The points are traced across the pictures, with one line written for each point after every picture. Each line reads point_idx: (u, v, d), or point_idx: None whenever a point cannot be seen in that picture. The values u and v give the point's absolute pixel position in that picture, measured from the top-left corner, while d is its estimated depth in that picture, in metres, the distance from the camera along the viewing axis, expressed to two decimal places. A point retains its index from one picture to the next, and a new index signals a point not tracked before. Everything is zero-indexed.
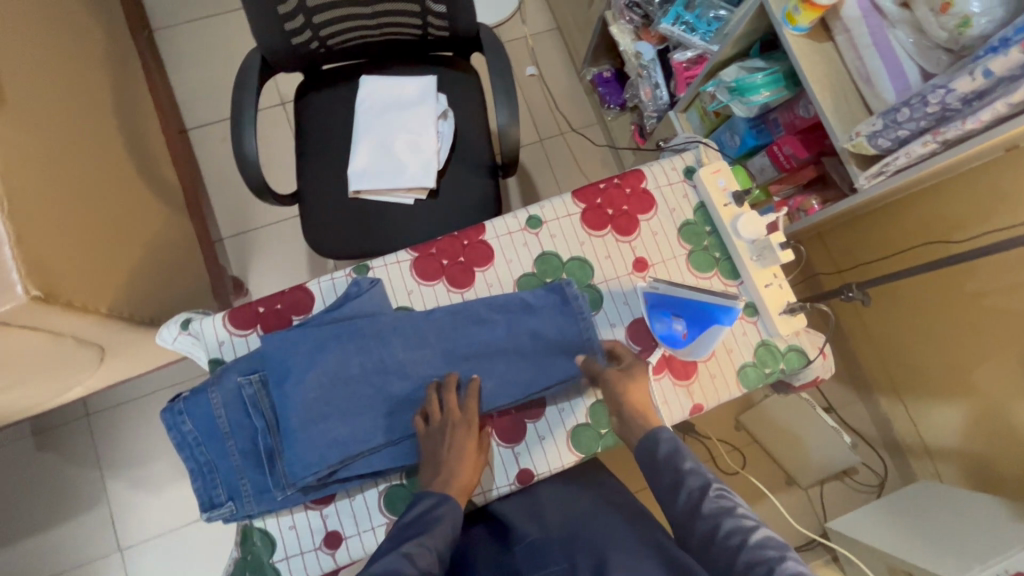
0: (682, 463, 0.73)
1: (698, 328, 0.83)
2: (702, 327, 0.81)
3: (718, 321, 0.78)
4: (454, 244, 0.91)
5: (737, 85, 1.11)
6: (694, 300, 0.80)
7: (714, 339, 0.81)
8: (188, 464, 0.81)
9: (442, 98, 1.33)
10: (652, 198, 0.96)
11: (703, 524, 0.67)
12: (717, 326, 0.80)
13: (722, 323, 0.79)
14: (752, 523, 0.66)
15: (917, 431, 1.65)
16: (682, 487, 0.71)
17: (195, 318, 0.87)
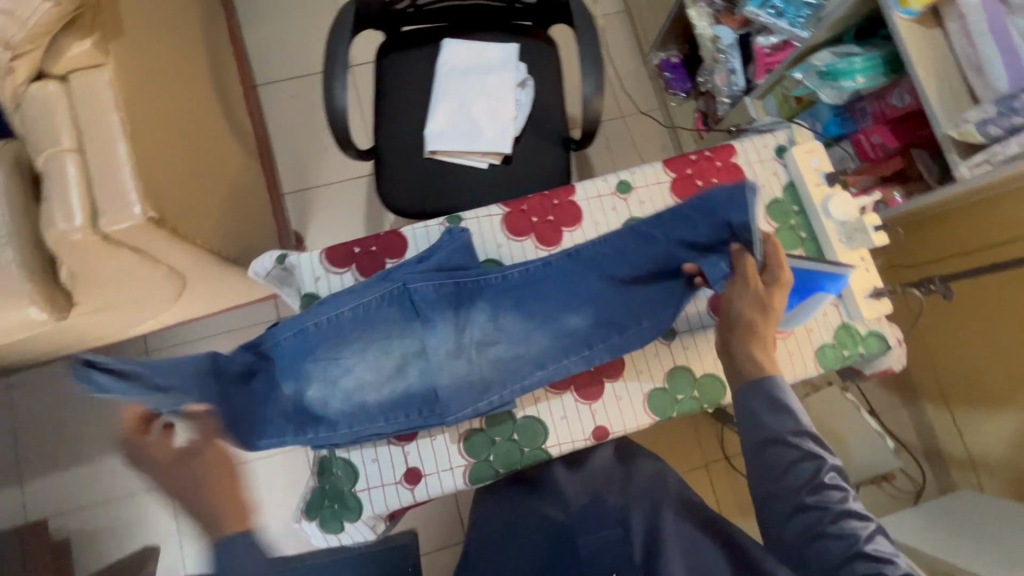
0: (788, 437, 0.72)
1: (796, 298, 0.83)
2: (803, 296, 0.82)
3: (824, 289, 0.80)
4: (546, 203, 0.92)
5: (830, 69, 1.10)
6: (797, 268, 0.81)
7: (814, 308, 0.83)
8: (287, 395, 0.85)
9: (522, 66, 1.33)
10: (743, 173, 0.96)
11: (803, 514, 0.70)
12: (819, 295, 0.81)
13: (827, 291, 0.81)
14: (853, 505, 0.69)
15: (964, 443, 1.63)
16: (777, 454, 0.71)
17: (291, 254, 0.90)
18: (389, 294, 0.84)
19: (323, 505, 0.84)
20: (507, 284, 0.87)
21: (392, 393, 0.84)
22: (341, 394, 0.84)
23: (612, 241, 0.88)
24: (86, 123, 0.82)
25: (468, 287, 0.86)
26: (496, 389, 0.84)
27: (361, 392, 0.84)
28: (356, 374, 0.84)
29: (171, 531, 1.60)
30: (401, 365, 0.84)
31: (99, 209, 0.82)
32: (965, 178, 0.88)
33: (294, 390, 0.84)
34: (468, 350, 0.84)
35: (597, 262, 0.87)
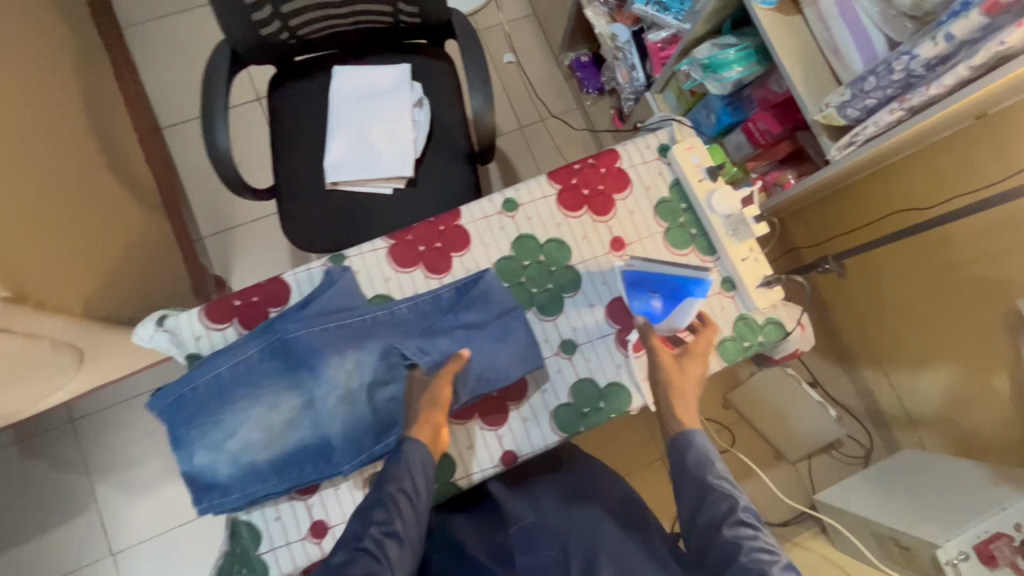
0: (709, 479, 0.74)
1: (670, 302, 0.83)
2: (676, 302, 0.82)
3: (694, 294, 0.79)
4: (431, 230, 0.90)
5: (710, 62, 1.11)
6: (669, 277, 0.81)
7: (688, 313, 0.82)
8: (177, 465, 0.82)
9: (417, 87, 1.31)
10: (627, 177, 0.96)
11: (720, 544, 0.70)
12: (691, 301, 0.80)
13: (695, 297, 0.80)
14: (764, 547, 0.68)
15: (900, 401, 1.68)
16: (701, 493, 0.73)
17: (170, 314, 0.86)
18: (268, 348, 0.82)
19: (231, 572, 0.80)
20: (394, 321, 0.85)
21: (286, 448, 0.81)
22: (231, 457, 0.80)
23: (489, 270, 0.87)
24: None
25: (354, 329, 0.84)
26: (392, 430, 0.82)
27: (253, 452, 0.80)
28: (245, 435, 0.81)
29: None
30: (293, 419, 0.82)
31: None
32: (837, 159, 0.90)
33: (182, 460, 0.80)
34: (360, 396, 0.83)
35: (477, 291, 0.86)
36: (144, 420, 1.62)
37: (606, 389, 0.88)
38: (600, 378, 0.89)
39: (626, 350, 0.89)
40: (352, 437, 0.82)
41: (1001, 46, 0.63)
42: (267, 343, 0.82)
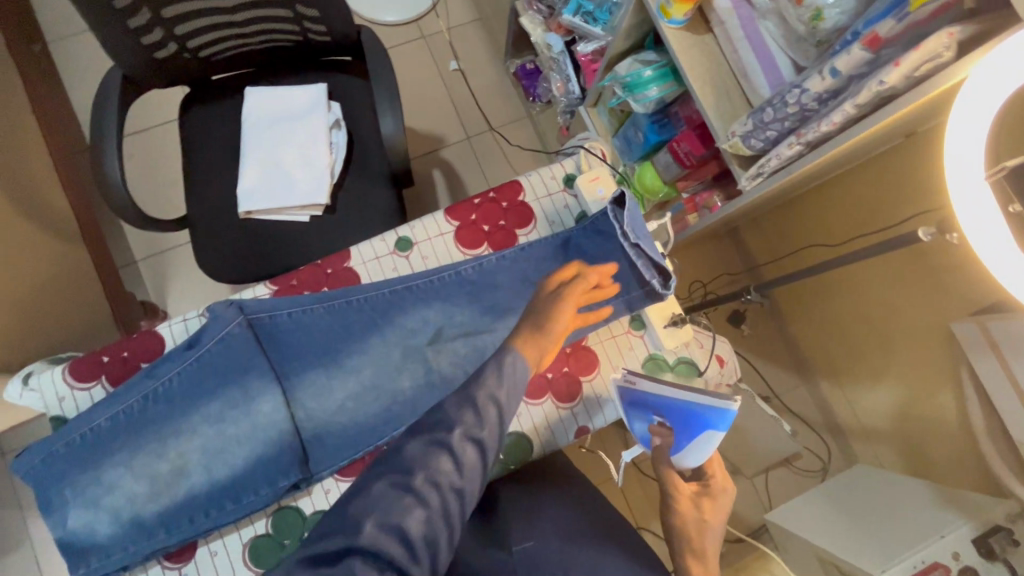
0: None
1: (684, 437, 0.73)
2: (690, 436, 0.72)
3: (711, 428, 0.68)
4: (317, 274, 0.85)
5: (629, 81, 1.06)
6: (679, 401, 0.73)
7: (703, 446, 0.70)
8: (48, 532, 0.75)
9: (335, 106, 1.25)
10: (530, 211, 0.90)
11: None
12: (705, 435, 0.70)
13: (711, 431, 0.69)
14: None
15: (855, 413, 1.64)
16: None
17: (36, 372, 0.81)
18: (147, 396, 0.76)
19: None
20: (294, 351, 0.82)
21: (175, 500, 0.76)
22: (112, 514, 0.74)
23: (409, 284, 0.85)
24: None
25: (246, 367, 0.80)
26: (295, 467, 0.78)
27: (136, 507, 0.75)
28: (126, 489, 0.75)
29: None
30: (181, 468, 0.76)
31: None
32: (748, 188, 0.85)
33: (54, 524, 0.74)
34: (254, 436, 0.79)
35: (389, 310, 0.84)
36: None
37: (505, 441, 0.85)
38: None
39: (527, 400, 0.87)
40: (252, 478, 0.78)
41: (881, 86, 0.58)
42: (145, 391, 0.76)
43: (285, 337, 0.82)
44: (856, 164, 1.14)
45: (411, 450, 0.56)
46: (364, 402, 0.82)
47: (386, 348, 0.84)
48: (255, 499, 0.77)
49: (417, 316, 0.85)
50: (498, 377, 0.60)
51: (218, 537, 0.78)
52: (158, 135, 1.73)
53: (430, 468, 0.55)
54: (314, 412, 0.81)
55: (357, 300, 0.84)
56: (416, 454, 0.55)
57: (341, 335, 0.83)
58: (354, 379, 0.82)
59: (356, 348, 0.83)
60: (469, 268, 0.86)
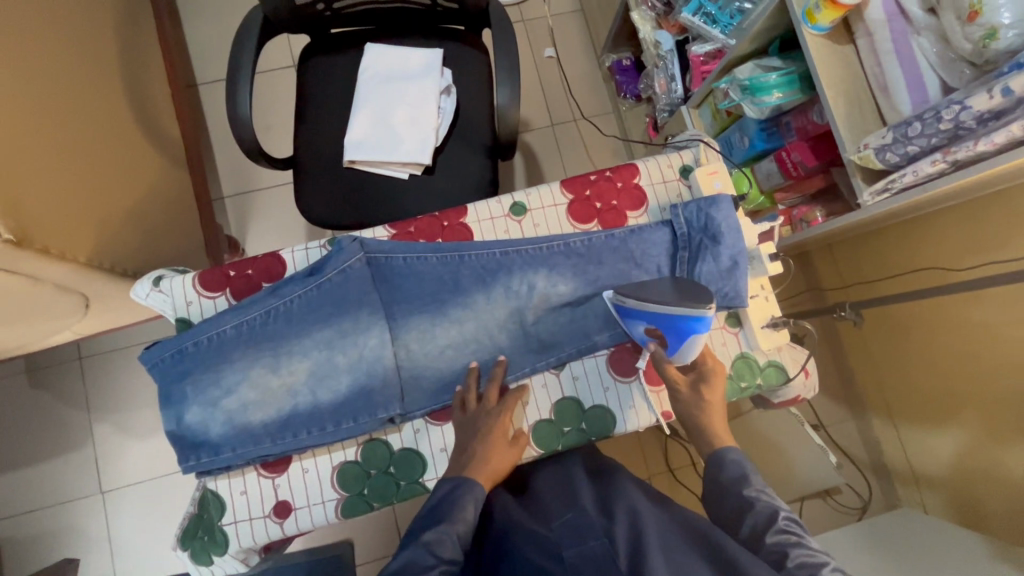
0: (723, 454, 0.77)
1: (674, 337, 0.77)
2: (680, 338, 0.77)
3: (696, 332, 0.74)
4: (433, 225, 0.89)
5: (750, 84, 1.06)
6: (663, 315, 0.76)
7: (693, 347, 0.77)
8: (164, 423, 0.80)
9: (447, 73, 1.29)
10: (643, 195, 0.92)
11: (735, 499, 0.73)
12: (695, 336, 0.75)
13: (699, 332, 0.74)
14: (778, 508, 0.70)
15: (906, 456, 1.60)
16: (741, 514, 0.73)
17: (167, 275, 0.87)
18: (270, 312, 0.81)
19: (194, 536, 0.81)
20: (404, 294, 0.86)
21: (281, 413, 0.80)
22: (224, 416, 0.79)
23: (520, 248, 0.88)
24: None
25: (360, 301, 0.83)
26: (391, 403, 0.82)
27: (245, 414, 0.79)
28: (240, 395, 0.80)
29: (103, 541, 1.59)
30: (290, 385, 0.81)
31: None
32: (869, 204, 0.84)
33: (172, 416, 0.79)
34: (360, 367, 0.82)
35: (497, 269, 0.87)
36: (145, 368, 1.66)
37: (589, 412, 0.86)
38: (586, 399, 0.87)
39: (616, 376, 0.87)
40: (352, 405, 0.82)
41: None
42: (268, 307, 0.81)
43: (399, 278, 0.86)
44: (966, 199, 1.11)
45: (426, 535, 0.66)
46: (462, 353, 0.86)
47: (490, 305, 0.87)
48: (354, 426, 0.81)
49: (522, 279, 0.87)
50: (465, 517, 0.69)
51: (311, 456, 0.82)
52: (260, 81, 1.81)
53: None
54: (416, 354, 0.85)
55: (469, 255, 0.87)
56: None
57: (450, 285, 0.87)
58: (456, 329, 0.86)
59: (461, 300, 0.86)
60: (577, 240, 0.89)
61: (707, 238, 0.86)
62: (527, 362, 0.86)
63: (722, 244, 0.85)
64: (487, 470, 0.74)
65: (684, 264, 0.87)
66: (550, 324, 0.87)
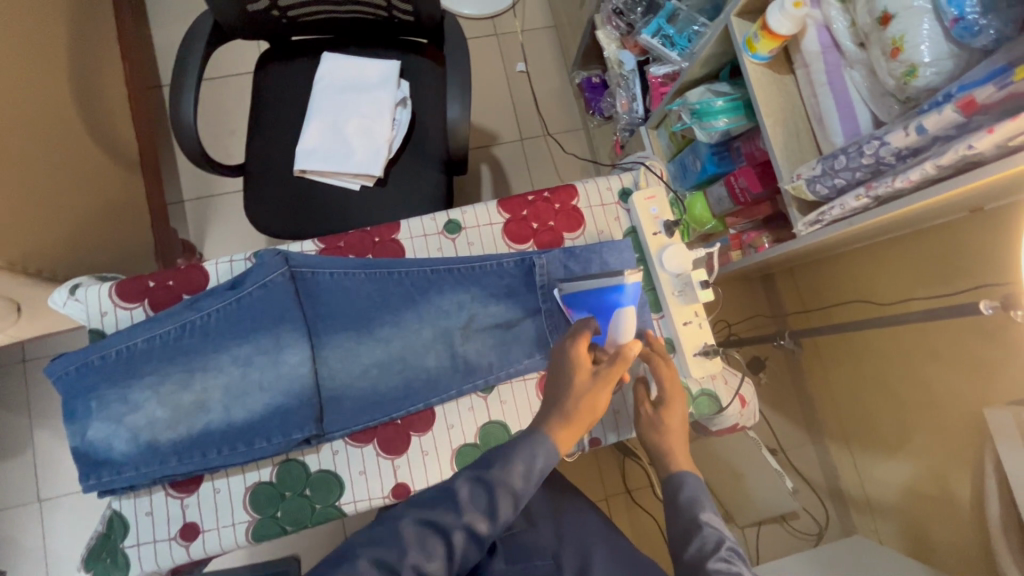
0: (700, 514, 0.69)
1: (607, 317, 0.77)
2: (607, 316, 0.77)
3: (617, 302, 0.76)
4: (364, 240, 0.87)
5: (699, 109, 1.06)
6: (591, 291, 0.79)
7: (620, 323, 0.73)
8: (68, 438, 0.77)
9: (404, 86, 1.28)
10: (581, 217, 0.91)
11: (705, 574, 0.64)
12: (618, 312, 0.74)
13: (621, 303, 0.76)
14: None
15: (861, 483, 1.60)
16: (694, 538, 0.68)
17: (85, 284, 0.84)
18: (183, 326, 0.79)
19: (97, 559, 0.77)
20: (329, 311, 0.84)
21: (191, 432, 0.77)
22: (131, 433, 0.76)
23: (452, 267, 0.86)
24: None
25: (282, 318, 0.81)
26: (307, 424, 0.79)
27: (153, 431, 0.77)
28: (147, 412, 0.77)
29: (37, 551, 1.54)
30: (202, 402, 0.78)
31: None
32: (802, 234, 0.84)
33: (75, 433, 0.76)
34: (277, 385, 0.80)
35: (427, 288, 0.86)
36: None
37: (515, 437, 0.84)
38: (511, 424, 0.84)
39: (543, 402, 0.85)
40: (266, 425, 0.79)
41: (969, 151, 0.57)
42: (181, 321, 0.78)
43: (326, 294, 0.84)
44: (910, 229, 1.11)
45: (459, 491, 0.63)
46: (385, 375, 0.83)
47: (418, 324, 0.85)
48: (267, 447, 0.78)
49: (452, 299, 0.86)
50: (523, 471, 0.64)
51: (223, 476, 0.79)
52: (227, 86, 1.79)
53: (425, 550, 0.60)
54: (338, 373, 0.82)
55: (399, 272, 0.85)
56: (413, 534, 0.60)
57: (378, 303, 0.85)
58: (382, 348, 0.84)
59: (390, 318, 0.85)
60: (510, 261, 0.87)
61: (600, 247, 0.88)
62: (453, 383, 0.84)
63: (613, 251, 0.88)
64: (568, 420, 0.66)
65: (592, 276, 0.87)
66: (480, 346, 0.85)
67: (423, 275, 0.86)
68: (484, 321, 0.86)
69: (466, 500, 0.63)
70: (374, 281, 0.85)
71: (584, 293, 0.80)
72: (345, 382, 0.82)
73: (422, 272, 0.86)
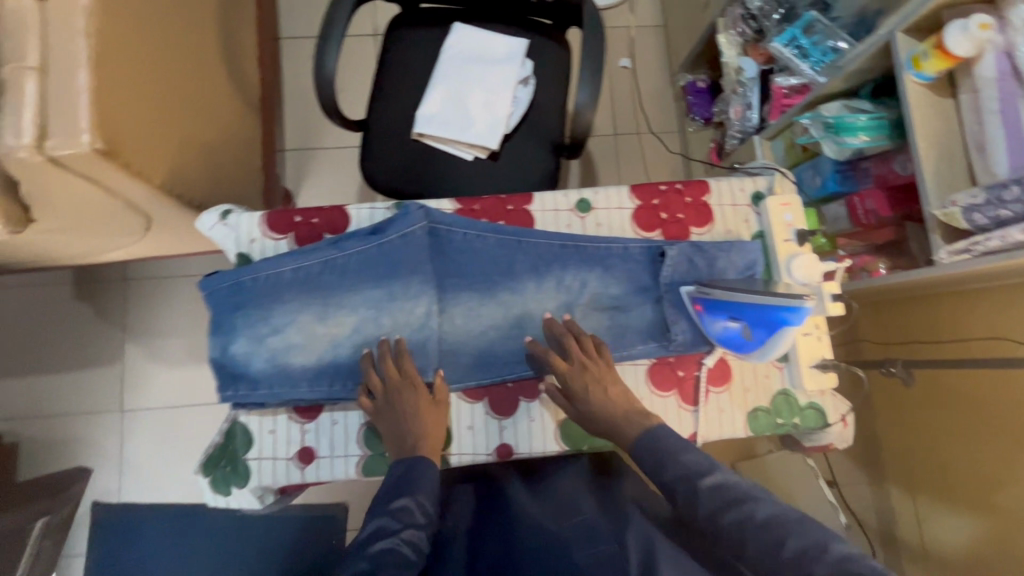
0: None
1: (764, 330, 0.76)
2: (767, 330, 0.75)
3: (788, 323, 0.73)
4: (498, 206, 0.89)
5: (836, 122, 1.04)
6: (756, 305, 0.74)
7: (779, 342, 0.76)
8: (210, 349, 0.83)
9: (528, 65, 1.30)
10: (711, 213, 0.91)
11: None
12: (785, 328, 0.74)
13: (791, 324, 0.73)
14: None
15: (921, 532, 1.54)
16: None
17: (236, 211, 0.89)
18: (326, 262, 0.83)
19: (216, 465, 0.83)
20: (458, 270, 0.86)
21: (321, 362, 0.82)
22: (268, 354, 0.81)
23: (580, 244, 0.87)
24: (55, 47, 0.82)
25: (417, 268, 0.85)
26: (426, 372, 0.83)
27: (288, 355, 0.81)
28: (286, 336, 0.82)
29: (115, 456, 1.65)
30: (334, 336, 0.82)
31: (49, 130, 0.81)
32: (942, 263, 0.82)
33: (218, 345, 0.81)
34: (403, 331, 0.84)
35: (554, 261, 0.87)
36: (184, 300, 1.72)
37: None
38: None
39: (652, 389, 0.86)
40: None
41: None
42: (325, 258, 0.83)
43: (458, 253, 0.87)
44: None
45: (374, 549, 0.65)
46: (503, 339, 0.86)
47: (539, 294, 0.87)
48: None
49: (576, 276, 0.87)
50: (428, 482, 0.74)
51: (341, 410, 0.83)
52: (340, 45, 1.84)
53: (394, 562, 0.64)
54: (460, 330, 0.85)
55: (529, 242, 0.87)
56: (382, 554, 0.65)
57: (505, 269, 0.87)
58: (503, 312, 0.86)
59: (514, 284, 0.87)
60: (637, 247, 0.88)
61: (726, 246, 0.88)
62: None
63: (739, 252, 0.88)
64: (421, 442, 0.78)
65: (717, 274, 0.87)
66: (597, 325, 0.87)
67: (551, 248, 0.87)
68: (604, 301, 0.87)
69: (392, 517, 0.70)
70: (504, 247, 0.87)
71: (742, 304, 0.76)
72: (464, 338, 0.85)
73: (550, 245, 0.88)
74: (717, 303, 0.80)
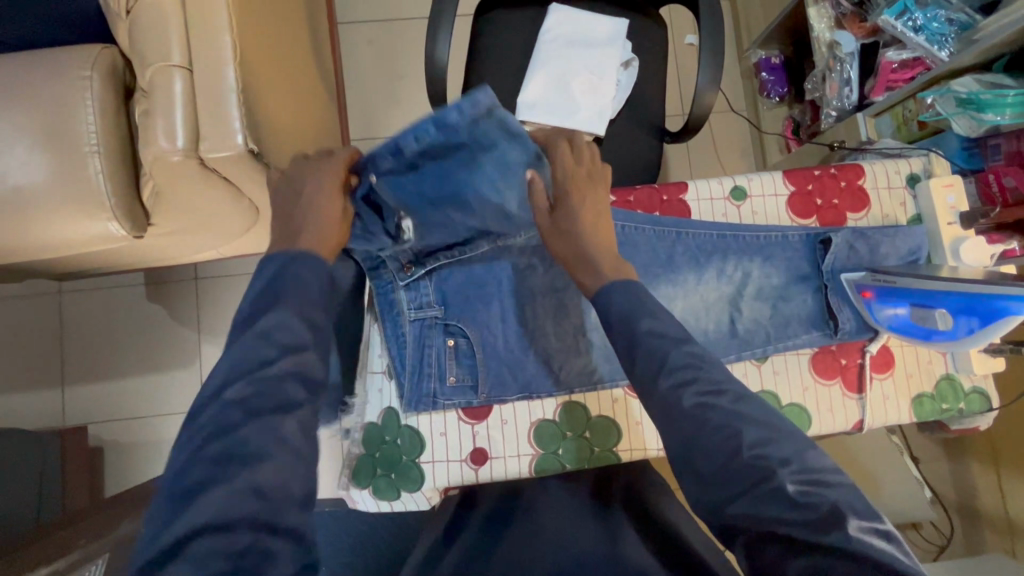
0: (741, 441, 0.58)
1: (975, 320, 0.72)
2: (977, 319, 0.72)
3: (1010, 314, 0.68)
4: (654, 197, 0.88)
5: (974, 99, 1.02)
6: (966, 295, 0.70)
7: (995, 331, 0.71)
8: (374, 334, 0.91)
9: (629, 45, 1.26)
10: (866, 197, 0.90)
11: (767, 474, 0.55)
12: (1004, 319, 0.69)
13: (1013, 314, 0.68)
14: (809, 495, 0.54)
15: (1004, 505, 1.54)
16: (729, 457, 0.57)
17: None
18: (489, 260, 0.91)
19: (380, 474, 0.88)
20: None
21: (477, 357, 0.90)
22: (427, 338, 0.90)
23: (739, 233, 0.86)
24: (197, 42, 0.79)
25: None
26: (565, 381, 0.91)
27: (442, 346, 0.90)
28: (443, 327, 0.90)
29: None
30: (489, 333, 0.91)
31: (201, 134, 0.79)
32: None
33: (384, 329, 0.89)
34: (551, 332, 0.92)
35: (713, 252, 0.86)
36: None
37: (787, 408, 0.85)
38: (784, 396, 0.85)
39: (818, 379, 0.86)
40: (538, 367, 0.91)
41: None
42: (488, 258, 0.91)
43: (616, 245, 0.87)
44: None
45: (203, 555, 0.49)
46: (666, 334, 0.86)
47: (700, 286, 0.86)
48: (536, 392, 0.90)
49: (736, 265, 0.86)
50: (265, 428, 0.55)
51: (510, 408, 0.91)
52: (402, 27, 1.77)
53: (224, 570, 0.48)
54: None
55: (687, 234, 0.86)
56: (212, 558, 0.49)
57: (664, 262, 0.86)
58: (663, 305, 0.86)
59: (674, 277, 0.86)
60: (795, 235, 0.87)
61: (892, 230, 0.86)
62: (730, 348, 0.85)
63: (904, 236, 0.86)
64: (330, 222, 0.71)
65: (877, 257, 0.86)
66: (764, 316, 0.86)
67: (709, 238, 0.86)
68: (767, 292, 0.86)
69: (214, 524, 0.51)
70: (662, 238, 0.87)
71: (946, 295, 0.72)
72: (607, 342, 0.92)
73: (709, 236, 0.86)
74: (904, 292, 0.77)
